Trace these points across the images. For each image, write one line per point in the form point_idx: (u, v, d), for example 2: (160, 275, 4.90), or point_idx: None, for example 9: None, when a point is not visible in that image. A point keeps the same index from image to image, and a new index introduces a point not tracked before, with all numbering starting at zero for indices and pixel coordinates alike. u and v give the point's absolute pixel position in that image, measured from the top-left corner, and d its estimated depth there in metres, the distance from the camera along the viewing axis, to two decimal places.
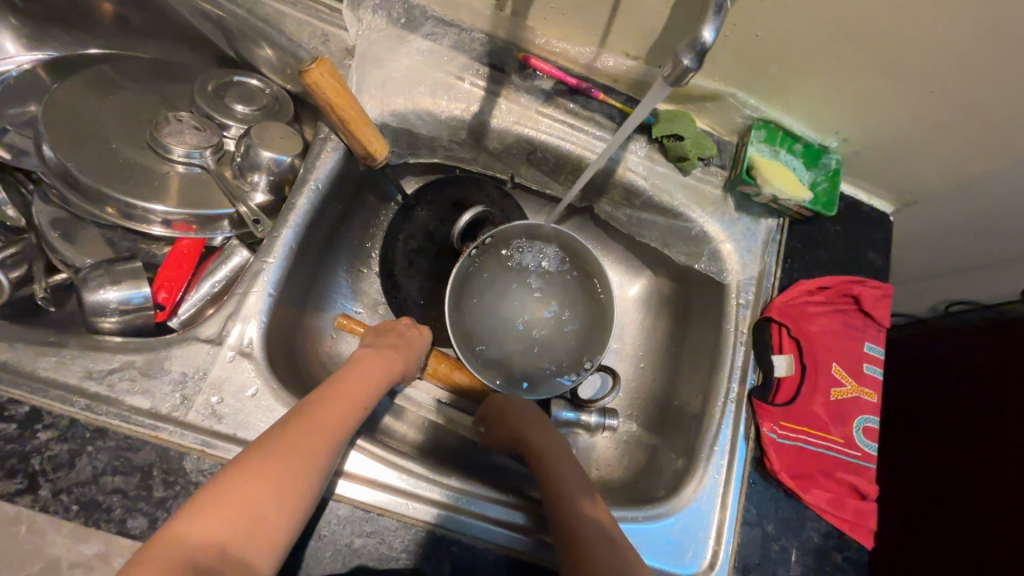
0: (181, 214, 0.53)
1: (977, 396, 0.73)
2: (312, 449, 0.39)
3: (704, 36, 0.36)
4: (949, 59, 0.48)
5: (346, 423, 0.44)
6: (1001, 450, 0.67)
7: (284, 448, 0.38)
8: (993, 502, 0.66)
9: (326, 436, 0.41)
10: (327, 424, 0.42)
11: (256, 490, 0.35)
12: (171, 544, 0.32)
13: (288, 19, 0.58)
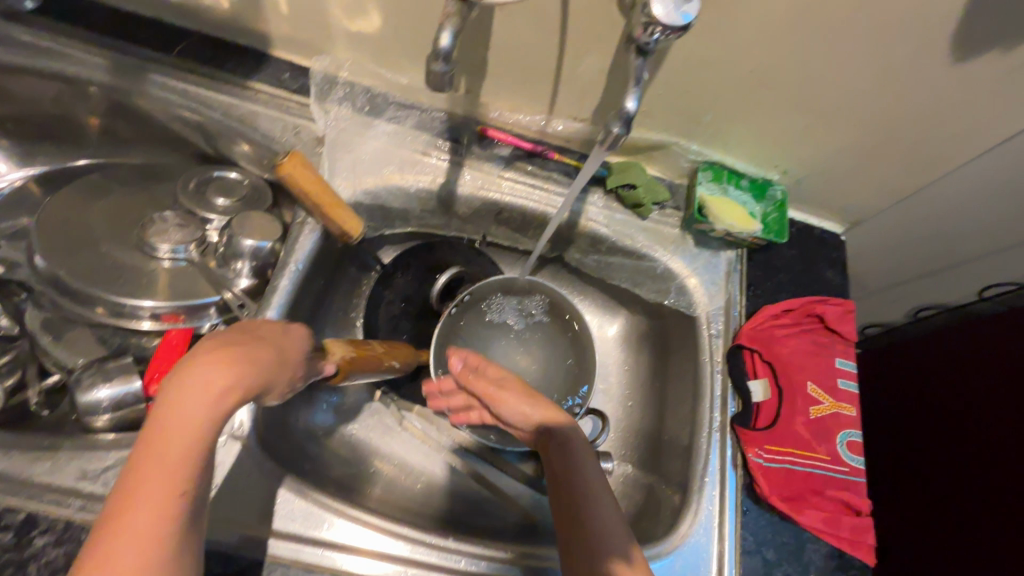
0: (167, 307, 0.56)
1: (960, 398, 0.75)
2: (160, 487, 0.32)
3: (627, 105, 0.41)
4: (858, 95, 0.54)
5: (217, 411, 0.36)
6: (988, 449, 0.69)
7: (134, 493, 0.32)
8: (992, 504, 0.67)
9: (175, 463, 0.33)
10: (179, 439, 0.34)
11: (117, 540, 0.30)
12: None
13: (261, 116, 0.63)
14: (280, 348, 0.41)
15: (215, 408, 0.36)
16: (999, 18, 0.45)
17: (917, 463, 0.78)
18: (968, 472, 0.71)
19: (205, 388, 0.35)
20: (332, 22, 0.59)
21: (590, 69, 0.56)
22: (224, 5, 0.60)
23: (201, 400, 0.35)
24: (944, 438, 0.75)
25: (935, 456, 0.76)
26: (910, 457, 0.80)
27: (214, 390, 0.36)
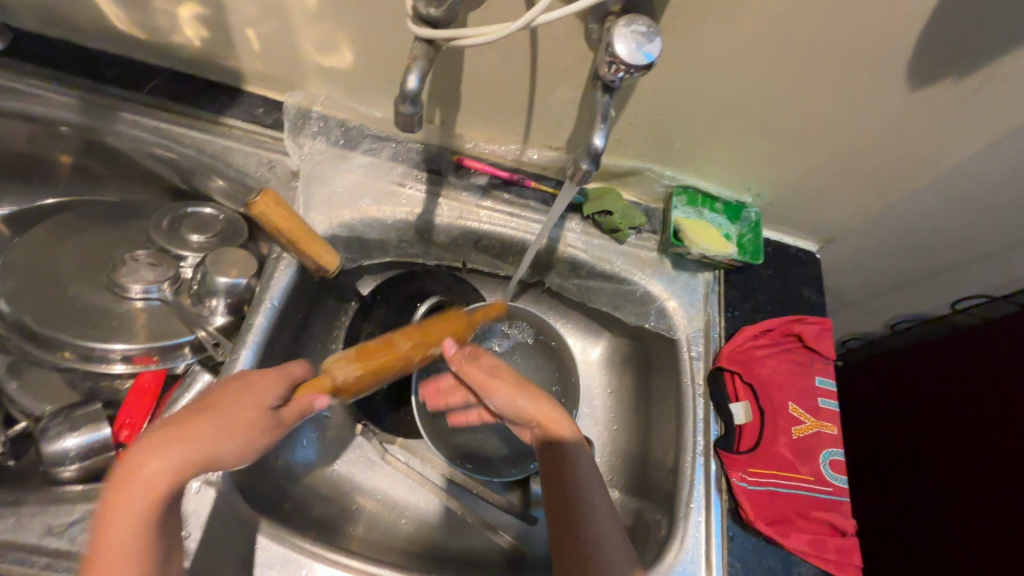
0: (140, 349, 0.55)
1: (948, 406, 0.78)
2: (127, 520, 0.36)
3: (595, 142, 0.42)
4: (821, 121, 0.55)
5: (190, 454, 0.38)
6: (982, 453, 0.71)
7: (109, 524, 0.36)
8: (991, 508, 0.68)
9: (143, 503, 0.37)
10: (152, 477, 0.37)
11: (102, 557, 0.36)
12: None
13: (235, 152, 0.63)
14: (220, 432, 0.40)
15: (186, 451, 0.38)
16: (950, 47, 0.46)
17: (918, 472, 0.80)
18: (966, 478, 0.72)
19: (185, 436, 0.39)
20: (305, 58, 0.59)
21: (560, 101, 0.57)
22: (196, 44, 0.60)
23: (117, 523, 0.36)
24: (942, 446, 0.77)
25: (935, 463, 0.77)
26: (910, 466, 0.82)
27: (124, 515, 0.36)
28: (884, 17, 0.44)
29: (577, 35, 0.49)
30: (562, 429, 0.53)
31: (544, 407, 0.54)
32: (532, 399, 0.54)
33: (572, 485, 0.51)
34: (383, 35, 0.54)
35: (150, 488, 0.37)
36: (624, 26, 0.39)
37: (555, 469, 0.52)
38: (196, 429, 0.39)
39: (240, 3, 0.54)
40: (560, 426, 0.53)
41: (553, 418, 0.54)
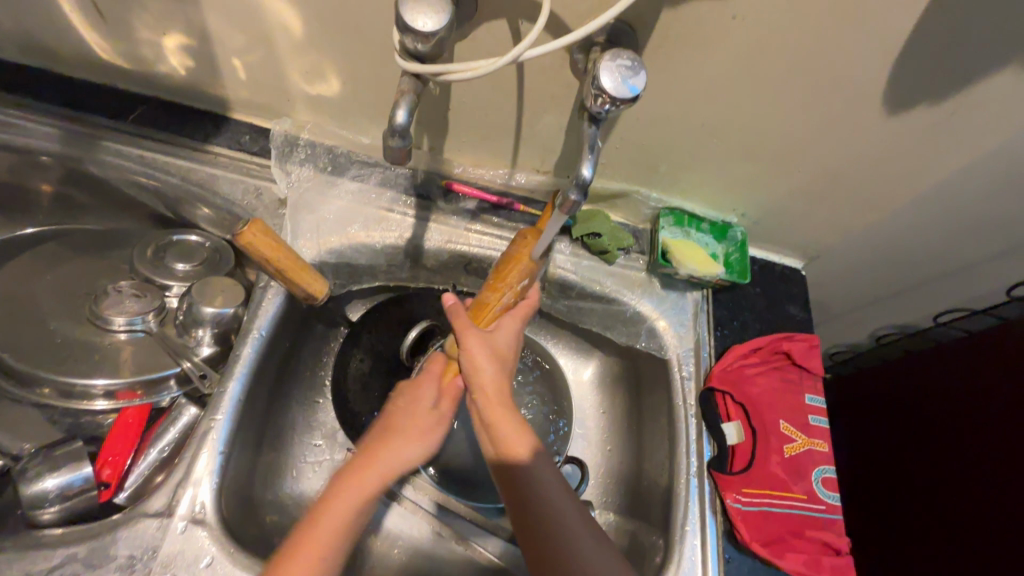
0: (123, 384, 0.54)
1: (940, 418, 0.80)
2: (338, 517, 0.48)
3: (581, 172, 0.42)
4: (802, 145, 0.56)
5: (388, 469, 0.51)
6: (979, 463, 0.72)
7: (321, 517, 0.48)
8: (990, 515, 0.70)
9: (348, 505, 0.49)
10: (364, 482, 0.50)
11: (307, 544, 0.46)
12: None
13: (221, 180, 0.62)
14: (417, 432, 0.54)
15: (394, 466, 0.51)
16: (922, 75, 0.48)
17: (919, 485, 0.81)
18: (964, 492, 0.74)
19: (397, 451, 0.52)
20: (291, 87, 0.59)
21: (548, 127, 0.58)
22: (181, 73, 0.60)
23: (352, 492, 0.49)
24: (940, 459, 0.79)
25: (934, 477, 0.79)
26: (911, 480, 0.83)
27: (364, 486, 0.50)
28: (859, 46, 0.46)
29: (562, 65, 0.50)
30: (523, 442, 0.52)
31: (508, 414, 0.52)
32: (495, 407, 0.52)
33: (529, 496, 0.51)
34: (371, 65, 0.54)
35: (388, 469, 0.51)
36: (609, 59, 0.40)
37: (512, 481, 0.52)
38: (393, 438, 0.53)
39: (226, 34, 0.54)
40: (521, 439, 0.52)
41: (516, 429, 0.52)
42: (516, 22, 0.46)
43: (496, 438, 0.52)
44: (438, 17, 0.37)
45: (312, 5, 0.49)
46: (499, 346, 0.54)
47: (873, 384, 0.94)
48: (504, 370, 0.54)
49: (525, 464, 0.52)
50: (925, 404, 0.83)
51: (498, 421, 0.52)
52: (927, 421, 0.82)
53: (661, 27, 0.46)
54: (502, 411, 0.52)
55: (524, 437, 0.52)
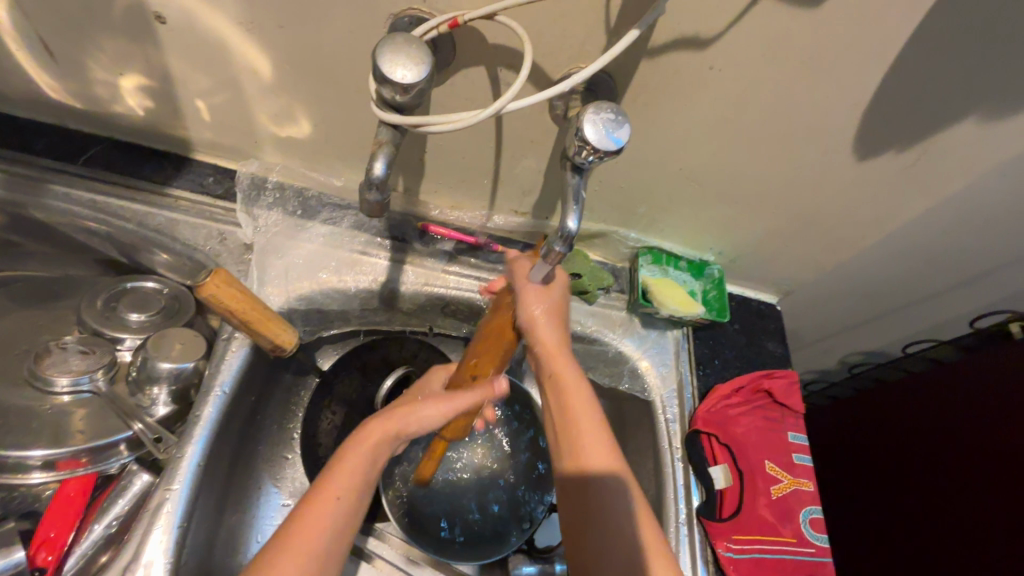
0: (67, 452, 0.48)
1: (918, 446, 0.81)
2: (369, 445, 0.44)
3: (568, 224, 0.43)
4: (775, 189, 0.58)
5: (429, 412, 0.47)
6: (961, 494, 0.74)
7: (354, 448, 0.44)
8: (975, 547, 0.70)
9: (383, 433, 0.45)
10: (406, 414, 0.46)
11: (341, 472, 0.43)
12: (294, 517, 0.40)
13: (182, 225, 0.59)
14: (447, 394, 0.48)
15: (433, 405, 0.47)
16: (887, 124, 0.49)
17: (901, 515, 0.82)
18: (946, 523, 0.75)
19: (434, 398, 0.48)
20: (259, 128, 0.57)
21: (527, 170, 0.57)
22: (139, 114, 0.57)
23: (380, 428, 0.45)
24: (920, 488, 0.80)
25: (915, 506, 0.80)
26: (893, 507, 0.84)
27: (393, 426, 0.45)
28: (831, 96, 0.47)
29: (541, 113, 0.50)
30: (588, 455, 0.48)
31: (574, 421, 0.49)
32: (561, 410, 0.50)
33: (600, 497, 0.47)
34: (344, 108, 0.53)
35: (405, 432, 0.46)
36: (591, 113, 0.39)
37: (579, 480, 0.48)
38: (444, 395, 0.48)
39: (188, 75, 0.51)
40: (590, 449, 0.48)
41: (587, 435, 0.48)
42: (494, 69, 0.46)
43: (581, 431, 0.49)
44: (417, 69, 0.36)
45: (282, 49, 0.48)
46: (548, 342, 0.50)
47: (853, 412, 0.95)
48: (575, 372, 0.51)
49: (598, 479, 0.47)
50: (904, 433, 0.84)
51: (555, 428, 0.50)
52: (907, 449, 0.83)
53: (639, 76, 0.46)
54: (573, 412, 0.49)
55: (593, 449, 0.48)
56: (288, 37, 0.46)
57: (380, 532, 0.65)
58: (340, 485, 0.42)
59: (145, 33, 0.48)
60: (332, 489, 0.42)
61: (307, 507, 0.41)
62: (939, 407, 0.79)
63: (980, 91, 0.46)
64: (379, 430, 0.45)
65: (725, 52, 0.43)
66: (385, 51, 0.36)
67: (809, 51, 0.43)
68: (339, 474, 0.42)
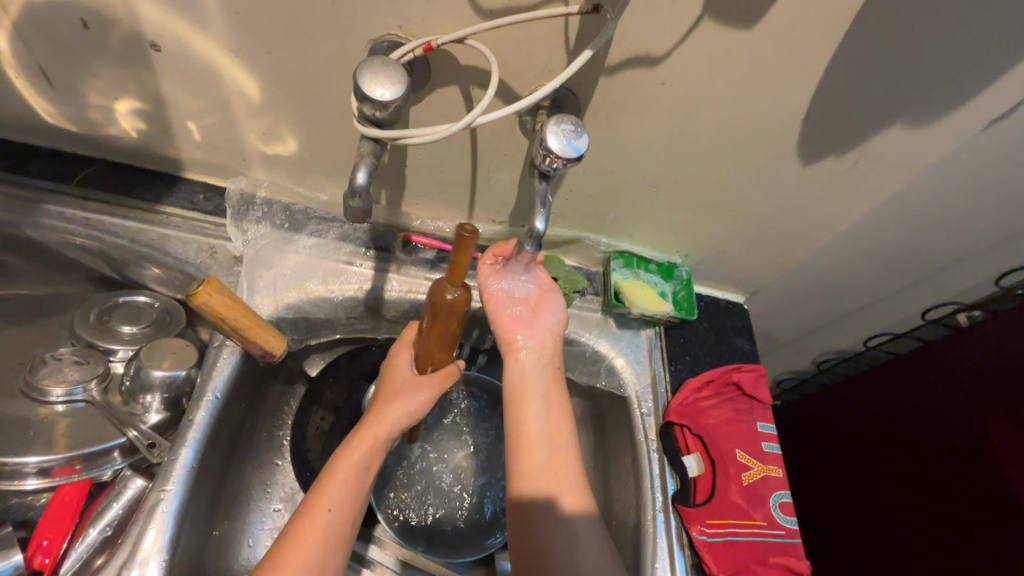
0: (61, 459, 0.50)
1: (886, 434, 0.85)
2: (368, 444, 0.51)
3: (536, 226, 0.47)
4: (731, 193, 0.62)
5: (404, 415, 0.53)
6: (924, 477, 0.77)
7: (356, 443, 0.51)
8: (943, 528, 0.74)
9: (376, 435, 0.52)
10: (388, 418, 0.53)
11: (341, 468, 0.49)
12: (303, 512, 0.47)
13: (173, 240, 0.62)
14: (418, 388, 0.55)
15: (405, 406, 0.54)
16: (826, 131, 0.54)
17: (872, 502, 0.86)
18: (916, 507, 0.78)
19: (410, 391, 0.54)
20: (247, 147, 0.60)
21: (501, 181, 0.61)
22: (132, 136, 0.60)
23: (369, 434, 0.52)
24: (890, 474, 0.83)
25: (884, 494, 0.84)
26: (865, 495, 0.87)
27: (381, 429, 0.52)
28: (772, 107, 0.52)
29: (511, 126, 0.54)
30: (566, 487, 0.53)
31: (561, 454, 0.55)
32: (547, 438, 0.55)
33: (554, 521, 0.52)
34: (328, 127, 0.56)
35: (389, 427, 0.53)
36: (552, 126, 0.43)
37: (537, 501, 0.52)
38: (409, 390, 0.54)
39: (180, 98, 0.55)
40: (573, 481, 0.54)
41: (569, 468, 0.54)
42: (467, 88, 0.50)
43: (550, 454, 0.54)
44: (395, 87, 0.40)
45: (269, 73, 0.51)
46: (547, 378, 0.59)
47: (823, 408, 0.99)
48: (567, 414, 0.58)
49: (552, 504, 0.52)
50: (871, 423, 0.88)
51: (536, 456, 0.54)
52: (873, 440, 0.87)
53: (600, 91, 0.50)
54: (560, 446, 0.55)
55: (578, 484, 0.54)
56: (275, 61, 0.50)
57: (376, 537, 0.65)
58: (336, 487, 0.48)
59: (139, 60, 0.51)
60: (325, 501, 0.47)
61: (313, 503, 0.47)
62: (901, 397, 0.84)
63: (903, 99, 0.51)
64: (362, 441, 0.51)
65: (673, 70, 0.48)
66: (365, 72, 0.40)
67: (749, 66, 0.48)
68: (341, 470, 0.49)
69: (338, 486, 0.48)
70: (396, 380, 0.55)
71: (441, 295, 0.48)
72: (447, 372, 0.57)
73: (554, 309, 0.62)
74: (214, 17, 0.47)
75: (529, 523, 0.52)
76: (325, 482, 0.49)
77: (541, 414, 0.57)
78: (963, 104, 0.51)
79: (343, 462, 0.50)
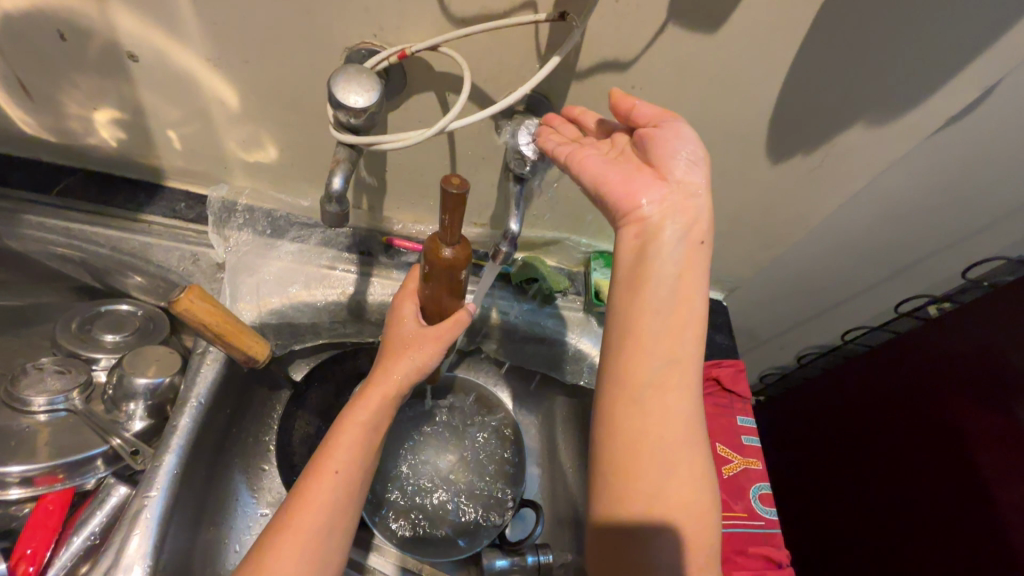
0: (43, 468, 0.49)
1: (860, 422, 0.88)
2: (374, 403, 0.49)
3: (511, 227, 0.50)
4: (706, 191, 0.64)
5: (410, 372, 0.50)
6: (901, 465, 0.79)
7: (363, 399, 0.49)
8: (922, 515, 0.75)
9: (383, 395, 0.50)
10: (394, 378, 0.50)
11: (347, 425, 0.48)
12: (314, 467, 0.46)
13: (154, 248, 0.62)
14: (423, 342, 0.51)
15: (410, 366, 0.50)
16: (793, 130, 0.56)
17: (852, 493, 0.87)
18: (896, 496, 0.80)
19: (410, 351, 0.51)
20: (228, 155, 0.61)
21: (480, 183, 0.62)
22: (112, 145, 0.61)
23: (374, 395, 0.49)
24: (872, 464, 0.84)
25: (863, 484, 0.85)
26: (844, 487, 0.89)
27: (386, 391, 0.50)
28: (740, 109, 0.53)
29: (487, 129, 0.55)
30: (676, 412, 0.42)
31: (673, 368, 0.42)
32: (664, 333, 0.42)
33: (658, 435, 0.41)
34: (308, 133, 0.57)
35: (392, 391, 0.50)
36: (524, 132, 0.49)
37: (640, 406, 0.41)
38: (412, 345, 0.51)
39: (161, 108, 0.55)
40: (678, 410, 0.42)
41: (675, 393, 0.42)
42: (442, 94, 0.51)
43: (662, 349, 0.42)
44: (368, 94, 0.41)
45: (248, 82, 0.52)
46: (681, 265, 0.43)
47: (801, 400, 1.01)
48: (698, 299, 0.43)
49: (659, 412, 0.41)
50: (848, 414, 0.90)
51: (646, 363, 0.42)
52: (844, 429, 0.90)
53: (572, 95, 0.52)
54: (676, 348, 0.42)
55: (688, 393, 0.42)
56: (253, 70, 0.51)
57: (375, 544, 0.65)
58: (341, 449, 0.46)
59: (118, 69, 0.52)
60: (330, 465, 0.45)
61: (324, 455, 0.46)
62: (875, 389, 0.86)
63: (865, 100, 0.53)
64: (369, 400, 0.49)
65: (642, 74, 0.50)
66: (339, 80, 0.41)
67: (715, 70, 0.49)
68: (346, 428, 0.48)
69: (344, 444, 0.47)
70: (402, 334, 0.52)
71: (439, 251, 0.43)
72: (456, 320, 0.51)
73: (682, 150, 0.43)
74: (192, 28, 0.48)
75: (632, 436, 0.41)
76: (331, 438, 0.47)
77: (659, 318, 0.42)
78: (922, 105, 0.53)
79: (347, 424, 0.48)
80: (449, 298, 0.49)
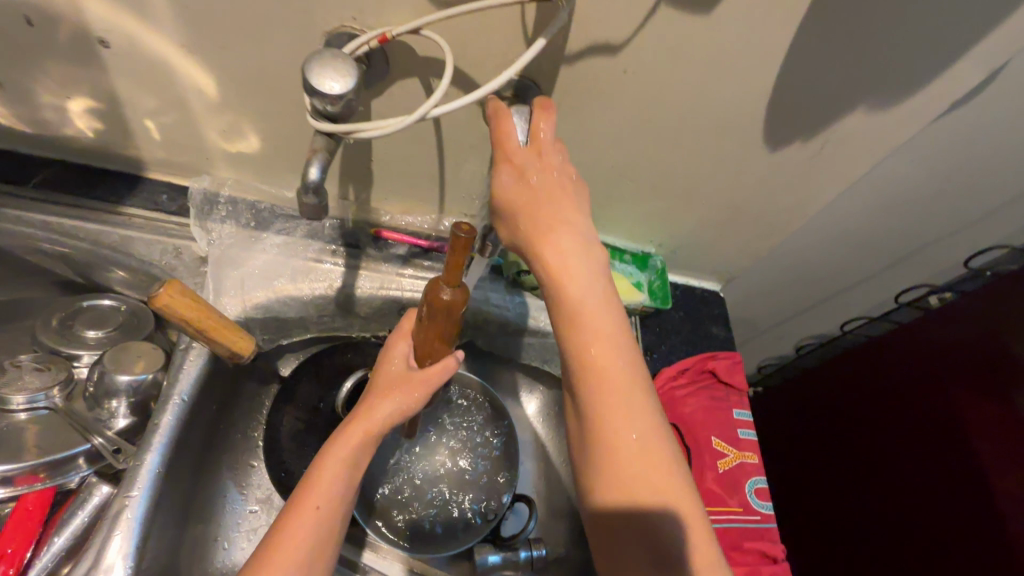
0: (24, 467, 0.49)
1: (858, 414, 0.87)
2: (360, 439, 0.47)
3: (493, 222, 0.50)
4: (702, 179, 0.62)
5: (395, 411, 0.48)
6: (900, 457, 0.78)
7: (344, 434, 0.47)
8: (921, 508, 0.74)
9: (370, 429, 0.47)
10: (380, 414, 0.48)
11: (328, 459, 0.46)
12: (293, 506, 0.44)
13: (136, 242, 0.61)
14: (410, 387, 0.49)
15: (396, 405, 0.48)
16: (791, 114, 0.54)
17: (850, 485, 0.86)
18: (894, 488, 0.79)
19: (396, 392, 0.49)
20: (209, 145, 0.59)
21: (469, 172, 0.60)
22: (89, 135, 0.59)
23: (357, 431, 0.47)
24: (871, 458, 0.83)
25: (860, 476, 0.85)
26: (842, 478, 0.88)
27: (370, 426, 0.47)
28: (735, 94, 0.51)
29: (474, 116, 0.53)
30: (638, 434, 0.41)
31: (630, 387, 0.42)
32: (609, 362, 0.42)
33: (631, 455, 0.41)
34: (290, 122, 0.55)
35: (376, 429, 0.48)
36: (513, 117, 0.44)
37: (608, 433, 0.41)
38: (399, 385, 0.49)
39: (137, 97, 0.54)
40: (648, 429, 0.41)
41: (640, 411, 0.42)
42: (426, 80, 0.49)
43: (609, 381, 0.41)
44: (345, 80, 0.39)
45: (225, 68, 0.50)
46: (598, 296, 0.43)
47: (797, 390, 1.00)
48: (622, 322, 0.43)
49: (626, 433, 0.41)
50: (845, 406, 0.89)
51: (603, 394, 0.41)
52: (842, 420, 0.89)
53: (562, 80, 0.50)
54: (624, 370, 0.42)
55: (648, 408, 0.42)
56: (229, 56, 0.49)
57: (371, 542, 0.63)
58: (323, 486, 0.45)
59: (90, 56, 0.50)
60: (312, 501, 0.44)
61: (303, 493, 0.45)
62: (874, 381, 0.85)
63: (865, 84, 0.51)
64: (350, 437, 0.47)
65: (634, 57, 0.48)
66: (313, 65, 0.39)
67: (709, 53, 0.47)
68: (327, 463, 0.46)
69: (325, 480, 0.45)
70: (391, 375, 0.51)
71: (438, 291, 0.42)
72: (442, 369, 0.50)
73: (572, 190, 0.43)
74: (165, 14, 0.46)
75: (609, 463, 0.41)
76: (310, 475, 0.46)
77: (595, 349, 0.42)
78: (925, 87, 0.51)
79: (331, 458, 0.46)
80: (444, 341, 0.47)
